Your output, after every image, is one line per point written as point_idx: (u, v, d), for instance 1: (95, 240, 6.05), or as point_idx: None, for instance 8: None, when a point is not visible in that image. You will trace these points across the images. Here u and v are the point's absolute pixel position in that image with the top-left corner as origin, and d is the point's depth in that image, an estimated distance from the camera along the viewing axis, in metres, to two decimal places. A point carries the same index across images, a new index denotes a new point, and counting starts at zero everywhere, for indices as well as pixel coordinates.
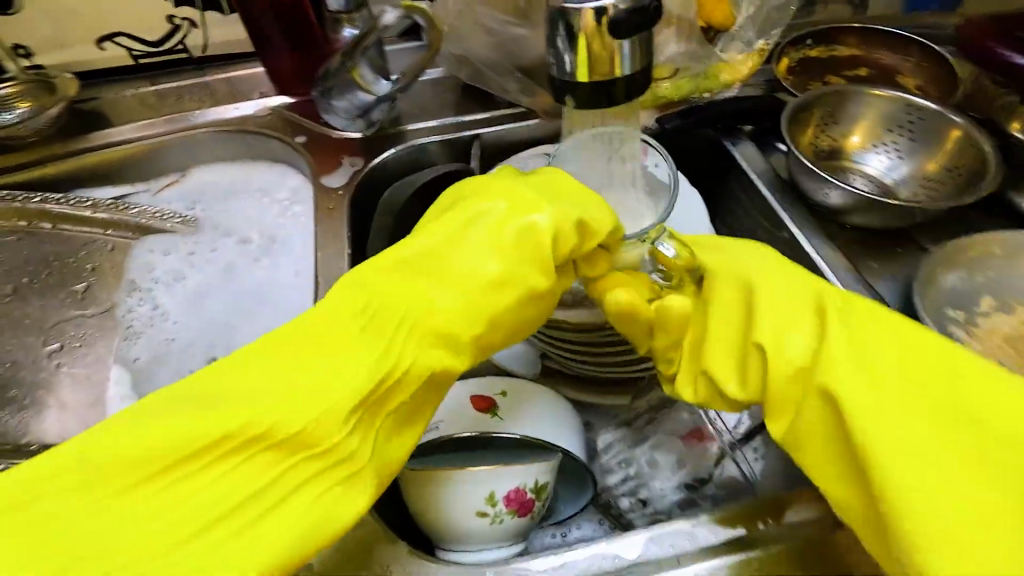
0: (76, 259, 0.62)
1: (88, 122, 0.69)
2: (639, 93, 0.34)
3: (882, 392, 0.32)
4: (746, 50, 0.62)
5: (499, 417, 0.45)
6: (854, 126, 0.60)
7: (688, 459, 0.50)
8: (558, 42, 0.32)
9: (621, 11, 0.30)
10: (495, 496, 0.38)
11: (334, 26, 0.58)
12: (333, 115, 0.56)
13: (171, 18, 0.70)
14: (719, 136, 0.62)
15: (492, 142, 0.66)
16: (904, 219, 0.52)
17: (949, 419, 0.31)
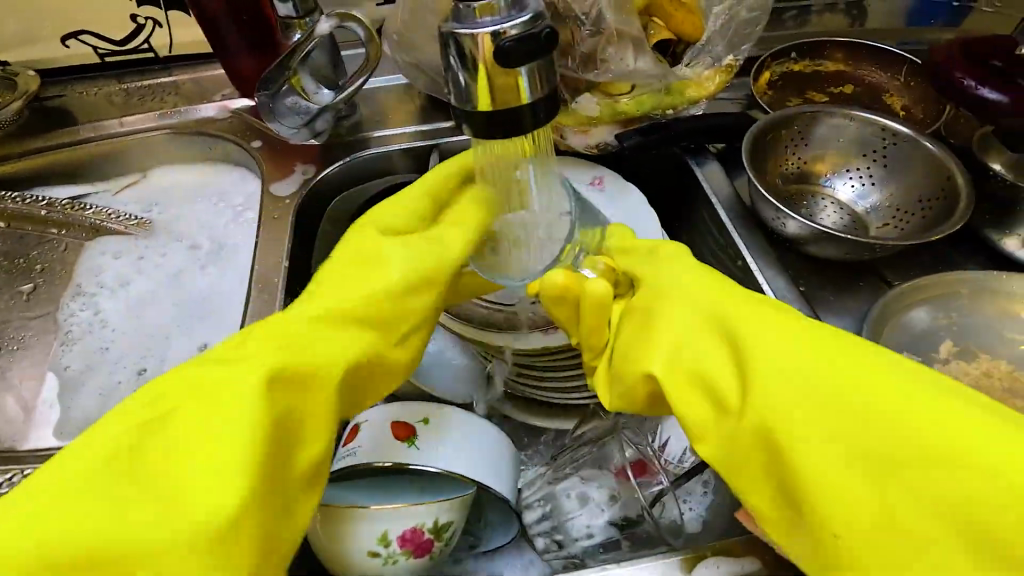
0: (27, 259, 0.62)
1: (50, 118, 0.69)
2: (544, 121, 0.32)
3: (808, 410, 0.29)
4: (714, 65, 0.58)
5: (415, 447, 0.42)
6: (825, 149, 0.57)
7: (617, 498, 0.48)
8: (453, 67, 0.30)
9: (512, 37, 0.28)
10: (388, 536, 0.39)
11: (284, 32, 0.57)
12: (278, 123, 0.55)
13: (135, 17, 0.69)
14: (686, 156, 0.60)
15: (451, 153, 0.65)
16: (864, 253, 0.49)
17: (903, 454, 0.27)
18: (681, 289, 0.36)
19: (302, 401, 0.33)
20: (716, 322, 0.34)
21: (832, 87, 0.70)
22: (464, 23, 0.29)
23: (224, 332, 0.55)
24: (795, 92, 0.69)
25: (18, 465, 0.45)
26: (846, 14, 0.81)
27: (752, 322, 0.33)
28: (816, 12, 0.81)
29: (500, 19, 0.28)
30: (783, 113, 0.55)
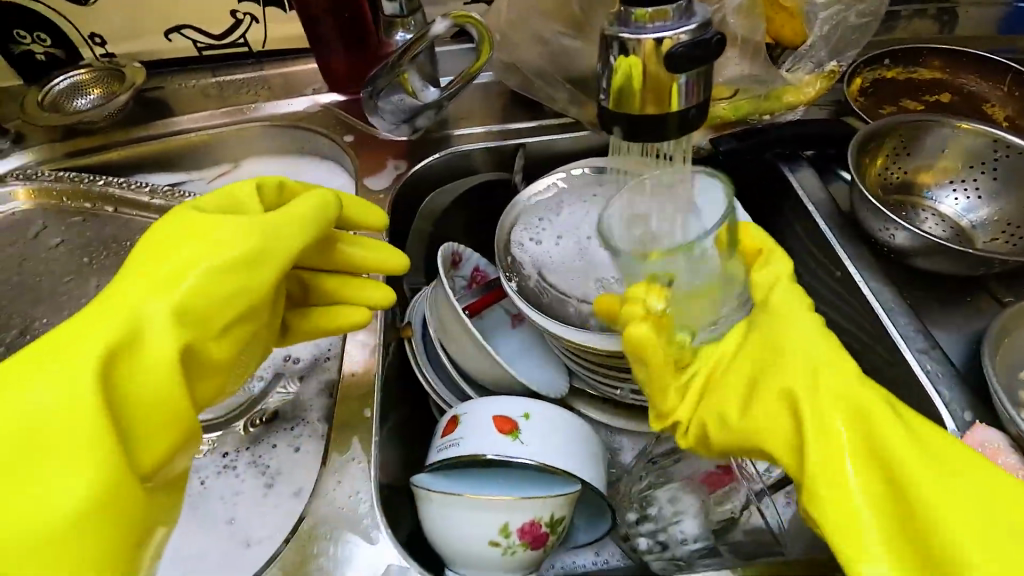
0: (132, 243, 0.65)
1: (152, 109, 0.72)
2: (694, 127, 0.32)
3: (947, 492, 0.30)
4: (815, 70, 0.57)
5: (523, 440, 0.42)
6: (929, 159, 0.55)
7: (711, 504, 0.47)
8: (613, 67, 0.30)
9: (681, 43, 0.28)
10: (509, 528, 0.39)
11: (388, 29, 0.59)
12: (380, 119, 0.57)
13: (235, 12, 0.71)
14: (777, 161, 0.58)
15: (538, 153, 0.65)
16: (978, 268, 0.48)
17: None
18: (810, 357, 0.36)
19: (51, 429, 0.29)
20: (855, 415, 0.33)
21: (927, 96, 0.68)
22: (630, 28, 0.29)
23: None
24: (887, 101, 0.68)
25: None
26: (936, 20, 0.78)
27: (836, 383, 0.34)
28: (904, 18, 0.78)
29: (668, 25, 0.29)
30: (887, 122, 0.54)
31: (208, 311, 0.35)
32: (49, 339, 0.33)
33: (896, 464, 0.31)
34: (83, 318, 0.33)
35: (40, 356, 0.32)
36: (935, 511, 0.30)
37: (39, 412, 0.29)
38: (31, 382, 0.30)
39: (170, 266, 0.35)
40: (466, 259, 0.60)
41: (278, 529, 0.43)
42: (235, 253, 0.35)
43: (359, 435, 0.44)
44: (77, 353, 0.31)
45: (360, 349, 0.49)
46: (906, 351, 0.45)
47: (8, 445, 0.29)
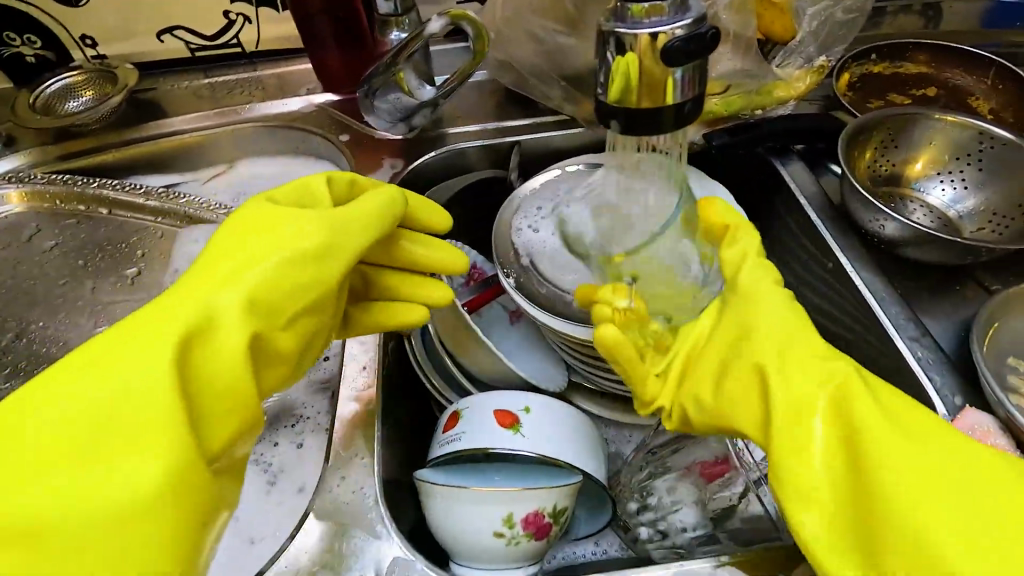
0: (128, 245, 0.65)
1: (145, 111, 0.72)
2: (690, 120, 0.33)
3: (911, 472, 0.31)
4: (805, 65, 0.58)
5: (525, 433, 0.43)
6: (917, 152, 0.57)
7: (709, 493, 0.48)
8: (610, 63, 0.31)
9: (677, 37, 0.29)
10: (512, 518, 0.39)
11: (382, 28, 0.59)
12: (375, 117, 0.57)
13: (227, 13, 0.71)
14: (769, 156, 0.59)
15: (533, 150, 0.66)
16: (965, 256, 0.49)
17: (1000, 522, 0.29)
18: (777, 331, 0.37)
19: (128, 412, 0.29)
20: (824, 383, 0.34)
21: (914, 90, 0.69)
22: (627, 23, 0.30)
23: None
24: (875, 96, 0.69)
25: None
26: (921, 15, 0.79)
27: (806, 360, 0.35)
28: (891, 13, 0.79)
29: (664, 19, 0.29)
30: (876, 115, 0.55)
31: (279, 301, 0.35)
32: (129, 325, 0.33)
33: (861, 439, 0.32)
34: (160, 305, 0.34)
35: (117, 340, 0.32)
36: (893, 491, 0.30)
37: (117, 396, 0.30)
38: (109, 366, 0.31)
39: (246, 257, 0.36)
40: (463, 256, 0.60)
41: (280, 528, 0.44)
42: (310, 245, 0.36)
43: (363, 431, 0.44)
44: (156, 337, 0.31)
45: (360, 346, 0.50)
46: (897, 338, 0.46)
47: (85, 427, 0.29)
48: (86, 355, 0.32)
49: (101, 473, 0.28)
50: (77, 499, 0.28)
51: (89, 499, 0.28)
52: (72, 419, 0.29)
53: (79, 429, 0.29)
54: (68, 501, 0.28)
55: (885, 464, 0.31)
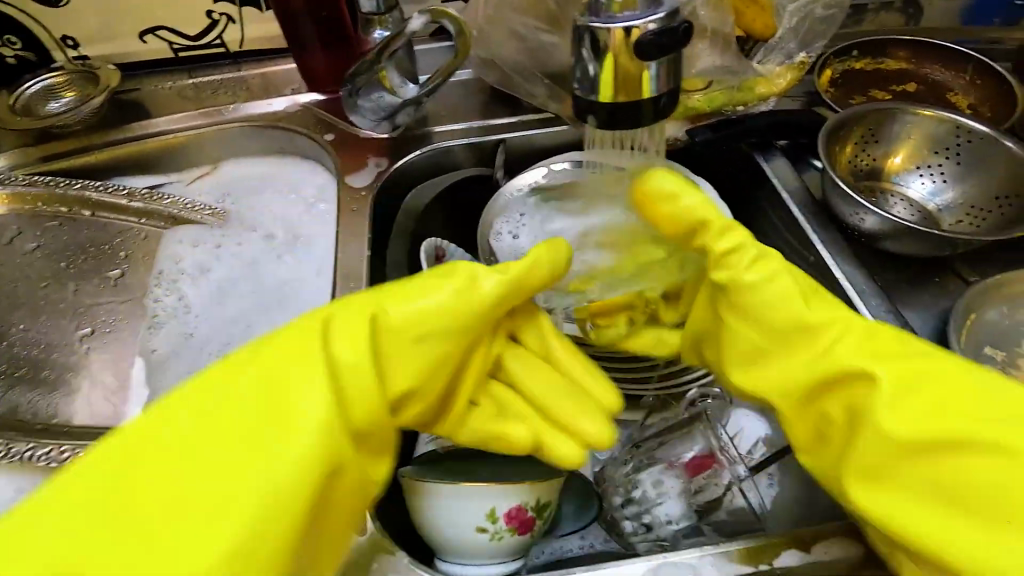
0: (110, 247, 0.64)
1: (128, 112, 0.71)
2: (667, 113, 0.33)
3: (902, 385, 0.34)
4: (785, 62, 0.59)
5: None
6: (896, 146, 0.57)
7: (694, 487, 0.49)
8: (586, 59, 0.31)
9: (650, 30, 0.29)
10: (495, 513, 0.39)
11: (365, 27, 0.59)
12: (360, 117, 0.57)
13: (210, 13, 0.71)
14: (752, 152, 0.59)
15: (518, 148, 0.66)
16: (944, 248, 0.50)
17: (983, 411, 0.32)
18: (781, 291, 0.38)
19: (264, 446, 0.32)
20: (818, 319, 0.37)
21: (894, 86, 0.70)
22: (601, 17, 0.30)
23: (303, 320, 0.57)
24: (857, 92, 0.69)
25: None
26: (902, 11, 0.80)
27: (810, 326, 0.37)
28: (872, 11, 0.80)
29: (637, 14, 0.30)
30: (855, 110, 0.56)
31: (406, 356, 0.37)
32: (263, 355, 0.36)
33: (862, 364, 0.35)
34: (290, 343, 0.36)
35: (251, 372, 0.35)
36: (892, 403, 0.34)
37: (221, 433, 0.32)
38: (245, 398, 0.34)
39: (373, 303, 0.38)
40: (449, 254, 0.59)
41: None
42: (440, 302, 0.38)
43: None
44: (291, 373, 0.34)
45: None
46: None
47: (222, 447, 0.32)
48: (231, 382, 0.35)
49: (234, 495, 0.31)
50: (211, 520, 0.30)
51: (223, 517, 0.30)
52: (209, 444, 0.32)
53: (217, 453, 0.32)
54: (209, 518, 0.30)
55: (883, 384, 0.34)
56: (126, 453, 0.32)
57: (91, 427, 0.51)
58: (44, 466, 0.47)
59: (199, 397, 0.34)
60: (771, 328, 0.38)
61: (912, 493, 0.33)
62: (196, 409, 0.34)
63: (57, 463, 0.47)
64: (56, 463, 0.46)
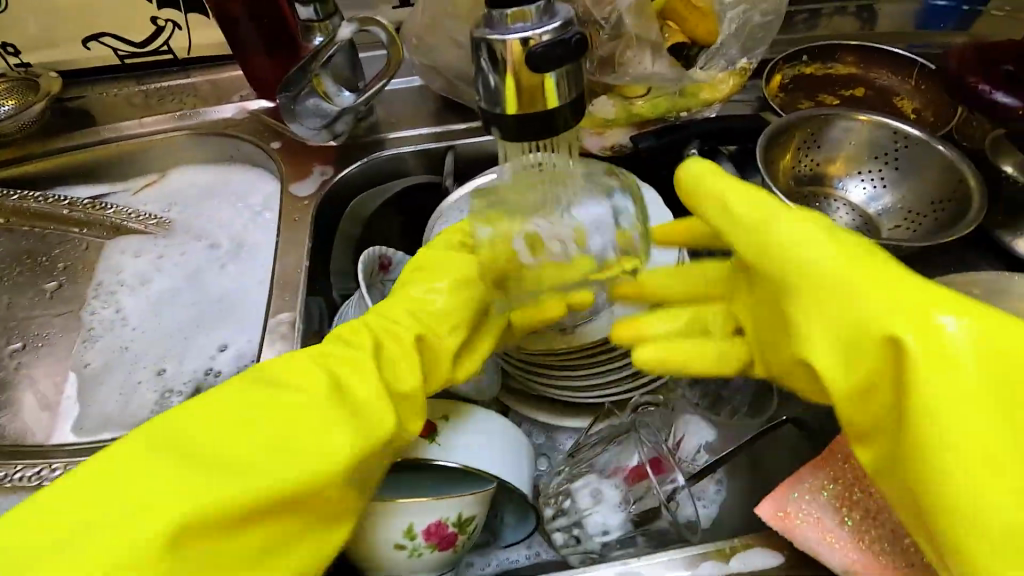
0: (49, 257, 0.63)
1: (72, 119, 0.70)
2: (573, 123, 0.33)
3: (973, 386, 0.29)
4: (728, 68, 0.59)
5: (435, 443, 0.42)
6: (837, 152, 0.57)
7: (630, 497, 0.48)
8: (485, 70, 0.31)
9: (543, 41, 0.29)
10: (413, 530, 0.39)
11: (305, 34, 0.59)
12: (299, 125, 0.57)
13: (155, 19, 0.70)
14: (699, 157, 0.60)
15: (466, 155, 0.65)
16: (877, 254, 0.50)
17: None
18: (824, 267, 0.33)
19: (306, 447, 0.34)
20: (882, 313, 0.31)
21: (843, 91, 0.70)
22: (496, 29, 0.30)
23: (243, 332, 0.56)
24: (806, 96, 0.70)
25: (44, 459, 0.47)
26: (856, 17, 0.81)
27: (866, 300, 0.32)
28: (825, 16, 0.81)
29: (530, 24, 0.29)
30: (795, 116, 0.56)
31: (435, 341, 0.42)
32: (306, 360, 0.39)
33: (939, 367, 0.29)
34: (342, 351, 0.40)
35: (292, 378, 0.38)
36: (946, 411, 0.28)
37: (259, 436, 0.34)
38: (284, 404, 0.36)
39: (400, 305, 0.43)
40: (394, 262, 0.58)
41: None
42: (459, 284, 0.43)
43: None
44: (336, 379, 0.38)
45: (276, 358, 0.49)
46: None
47: (259, 443, 0.34)
48: (281, 386, 0.37)
49: (263, 501, 0.32)
50: (244, 520, 0.32)
51: (257, 516, 0.32)
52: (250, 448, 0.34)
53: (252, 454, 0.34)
54: (239, 518, 0.31)
55: (948, 391, 0.29)
56: (154, 457, 0.33)
57: (16, 445, 0.49)
58: None
59: (239, 402, 0.36)
60: (816, 309, 0.33)
61: (974, 495, 0.28)
62: (236, 414, 0.35)
63: None
64: None
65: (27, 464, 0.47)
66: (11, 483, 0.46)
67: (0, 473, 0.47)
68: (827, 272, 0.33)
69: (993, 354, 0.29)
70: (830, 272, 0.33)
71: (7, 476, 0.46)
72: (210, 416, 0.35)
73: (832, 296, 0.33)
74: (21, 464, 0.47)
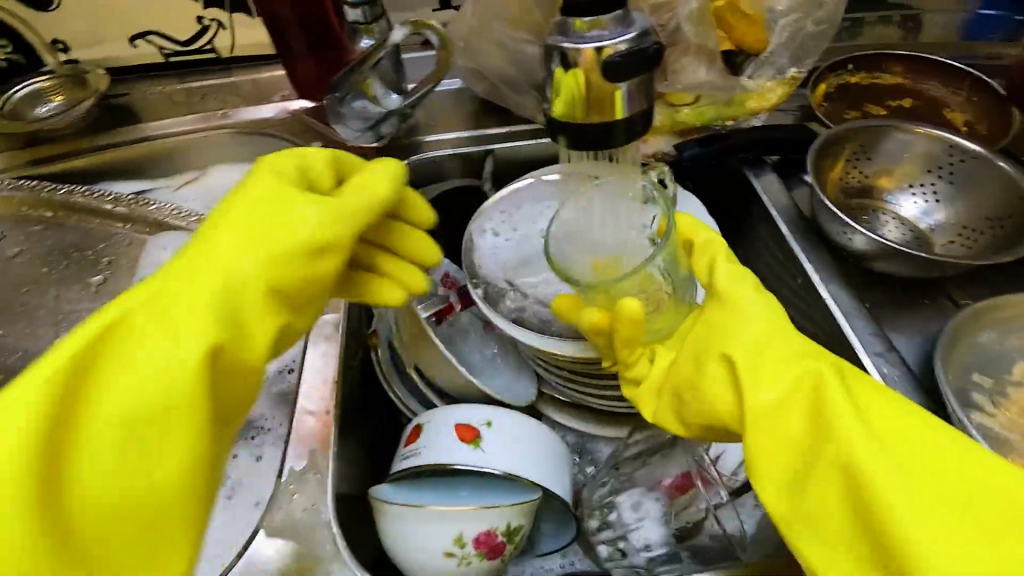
0: (94, 252, 0.64)
1: (118, 116, 0.71)
2: (640, 134, 0.32)
3: (874, 446, 0.31)
4: (776, 77, 0.58)
5: (483, 450, 0.42)
6: (889, 164, 0.56)
7: (672, 510, 0.47)
8: (555, 77, 0.30)
9: (621, 52, 0.29)
10: (463, 538, 0.39)
11: (352, 36, 0.59)
12: (344, 126, 0.57)
13: (200, 19, 0.71)
14: (743, 167, 0.59)
15: (506, 159, 0.65)
16: (932, 270, 0.49)
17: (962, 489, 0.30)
18: (751, 336, 0.37)
19: (219, 369, 0.34)
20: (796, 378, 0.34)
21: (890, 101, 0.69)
22: (571, 37, 0.29)
23: None
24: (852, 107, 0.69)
25: None
26: (901, 25, 0.80)
27: (783, 360, 0.35)
28: (870, 24, 0.79)
29: (608, 33, 0.29)
30: (846, 127, 0.55)
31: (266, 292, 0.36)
32: (171, 278, 0.35)
33: (851, 440, 0.31)
34: (208, 265, 0.35)
35: (173, 304, 0.33)
36: (866, 473, 0.30)
37: (139, 361, 0.32)
38: (167, 330, 0.33)
39: (224, 230, 0.36)
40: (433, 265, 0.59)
41: (231, 542, 0.43)
42: (273, 221, 0.36)
43: (317, 445, 0.44)
44: (222, 285, 0.34)
45: (320, 359, 0.49)
46: (864, 354, 0.45)
47: (152, 382, 0.31)
48: (166, 309, 0.33)
49: (142, 447, 0.31)
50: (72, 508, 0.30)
51: (169, 448, 0.32)
52: (141, 381, 0.31)
53: (155, 390, 0.31)
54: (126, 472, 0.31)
55: (854, 450, 0.31)
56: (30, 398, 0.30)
57: None
58: None
59: (96, 336, 0.32)
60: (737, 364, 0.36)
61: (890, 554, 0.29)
62: (119, 350, 0.32)
63: None
64: None
65: None
66: None
67: None
68: (748, 349, 0.36)
69: (897, 432, 0.32)
70: (749, 339, 0.37)
71: None
72: (77, 356, 0.31)
73: (751, 358, 0.36)
74: None
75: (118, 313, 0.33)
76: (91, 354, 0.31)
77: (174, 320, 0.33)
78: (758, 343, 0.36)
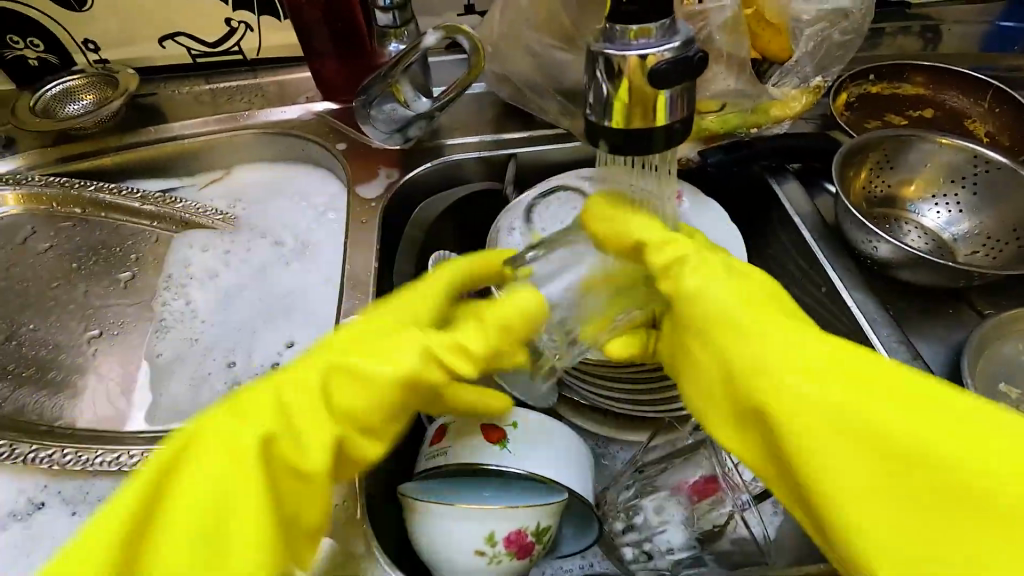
0: (122, 249, 0.65)
1: (145, 115, 0.72)
2: (679, 140, 0.33)
3: (848, 437, 0.30)
4: (800, 86, 0.59)
5: (509, 451, 0.42)
6: (912, 174, 0.57)
7: (696, 513, 0.48)
8: (598, 83, 0.31)
9: (666, 60, 0.29)
10: (494, 537, 0.39)
11: (381, 40, 0.60)
12: (372, 127, 0.58)
13: (229, 21, 0.72)
14: (765, 174, 0.59)
15: (528, 163, 0.66)
16: (959, 280, 0.49)
17: (942, 480, 0.29)
18: (719, 318, 0.35)
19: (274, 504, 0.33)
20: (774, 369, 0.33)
21: (911, 111, 0.69)
22: (616, 44, 0.30)
23: (309, 329, 0.57)
24: (872, 116, 0.69)
25: (122, 445, 0.48)
26: (921, 36, 0.80)
27: (769, 351, 0.34)
28: (889, 34, 0.80)
29: (653, 42, 0.29)
30: (870, 136, 0.55)
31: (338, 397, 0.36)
32: (220, 420, 0.34)
33: (825, 420, 0.31)
34: (245, 412, 0.34)
35: (223, 455, 0.33)
36: (827, 464, 0.31)
37: (210, 524, 0.31)
38: (241, 484, 0.32)
39: (311, 371, 0.36)
40: None
41: None
42: (355, 370, 0.36)
43: None
44: (289, 443, 0.34)
45: None
46: (889, 361, 0.46)
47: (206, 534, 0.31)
48: (210, 450, 0.33)
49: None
50: None
51: None
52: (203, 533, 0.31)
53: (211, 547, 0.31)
54: None
55: (824, 446, 0.31)
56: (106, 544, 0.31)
57: (94, 430, 0.50)
58: (49, 467, 0.47)
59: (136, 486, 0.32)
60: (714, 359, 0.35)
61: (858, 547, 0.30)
62: (194, 496, 0.32)
63: (60, 466, 0.47)
64: (59, 466, 0.47)
65: (105, 449, 0.48)
66: (91, 467, 0.47)
67: (82, 455, 0.47)
68: (723, 327, 0.35)
69: (884, 415, 0.31)
70: (731, 323, 0.35)
71: (89, 459, 0.47)
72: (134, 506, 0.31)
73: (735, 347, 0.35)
74: (99, 449, 0.48)
75: (157, 461, 0.33)
76: (135, 496, 0.32)
77: (209, 493, 0.32)
78: (726, 326, 0.35)
